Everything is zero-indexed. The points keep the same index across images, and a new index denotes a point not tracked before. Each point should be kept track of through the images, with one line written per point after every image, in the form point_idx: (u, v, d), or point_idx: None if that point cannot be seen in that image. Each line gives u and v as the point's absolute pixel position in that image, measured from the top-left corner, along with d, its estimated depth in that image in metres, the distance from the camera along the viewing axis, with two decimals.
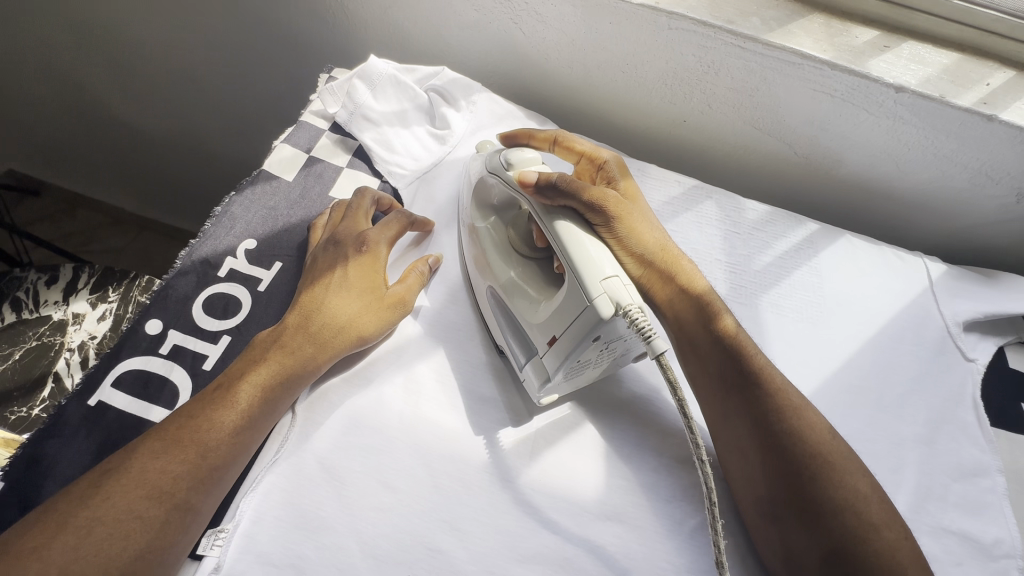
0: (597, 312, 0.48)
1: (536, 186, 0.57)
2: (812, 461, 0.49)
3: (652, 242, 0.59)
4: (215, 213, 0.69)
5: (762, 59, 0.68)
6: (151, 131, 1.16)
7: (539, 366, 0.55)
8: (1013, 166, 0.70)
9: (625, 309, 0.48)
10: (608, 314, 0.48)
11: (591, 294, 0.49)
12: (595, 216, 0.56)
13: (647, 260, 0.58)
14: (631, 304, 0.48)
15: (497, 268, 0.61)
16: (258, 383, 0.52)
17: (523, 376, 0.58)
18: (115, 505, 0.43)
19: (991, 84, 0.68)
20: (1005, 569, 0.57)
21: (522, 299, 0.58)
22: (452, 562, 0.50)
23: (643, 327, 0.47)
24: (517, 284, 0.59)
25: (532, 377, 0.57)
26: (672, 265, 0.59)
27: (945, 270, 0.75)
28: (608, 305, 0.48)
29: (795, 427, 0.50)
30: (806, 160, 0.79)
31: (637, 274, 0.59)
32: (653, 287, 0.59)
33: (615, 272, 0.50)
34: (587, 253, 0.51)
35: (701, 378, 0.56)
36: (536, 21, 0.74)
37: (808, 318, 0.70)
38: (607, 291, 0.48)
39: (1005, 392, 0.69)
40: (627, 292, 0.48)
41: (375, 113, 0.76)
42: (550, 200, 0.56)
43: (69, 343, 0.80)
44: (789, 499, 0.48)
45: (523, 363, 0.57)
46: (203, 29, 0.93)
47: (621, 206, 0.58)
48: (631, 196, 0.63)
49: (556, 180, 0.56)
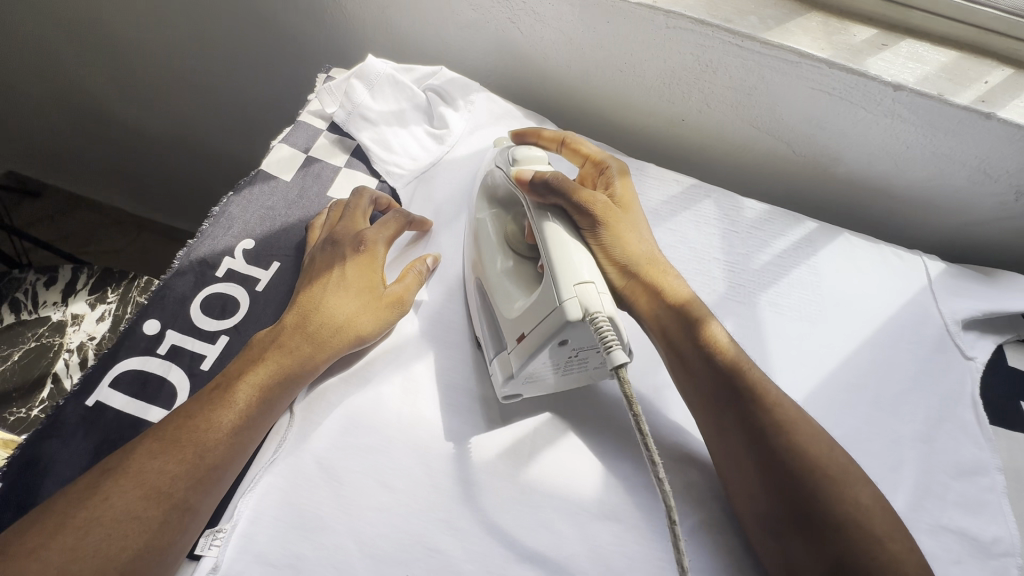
0: (564, 313, 0.48)
1: (530, 183, 0.57)
2: (813, 476, 0.48)
3: (639, 255, 0.59)
4: (213, 213, 0.69)
5: (760, 58, 0.68)
6: (150, 131, 1.16)
7: (506, 361, 0.55)
8: (1012, 164, 0.70)
9: (592, 316, 0.47)
10: (576, 318, 0.48)
11: (562, 295, 0.49)
12: (583, 219, 0.56)
13: (630, 270, 0.59)
14: (599, 312, 0.47)
15: (489, 263, 0.60)
16: (256, 383, 0.52)
17: (491, 370, 0.58)
18: (114, 506, 0.43)
19: (989, 82, 0.68)
20: (1004, 567, 0.56)
21: (505, 292, 0.58)
22: (451, 562, 0.50)
23: (605, 337, 0.46)
24: (504, 276, 0.59)
25: (497, 370, 0.57)
26: (656, 279, 0.59)
27: (944, 268, 0.75)
28: (577, 309, 0.48)
29: (791, 443, 0.50)
30: (805, 158, 0.79)
31: (619, 284, 0.59)
32: (637, 298, 0.59)
33: (591, 279, 0.50)
34: (569, 256, 0.51)
35: (690, 392, 0.56)
36: (534, 21, 0.74)
37: (807, 317, 0.70)
38: (579, 295, 0.48)
39: (1004, 390, 0.69)
40: (598, 300, 0.48)
41: (373, 113, 0.76)
42: (539, 198, 0.57)
43: (69, 343, 0.80)
44: (790, 515, 0.48)
45: (492, 357, 0.58)
46: (201, 30, 0.93)
47: (609, 211, 0.58)
48: (625, 203, 0.62)
49: (549, 177, 0.57)
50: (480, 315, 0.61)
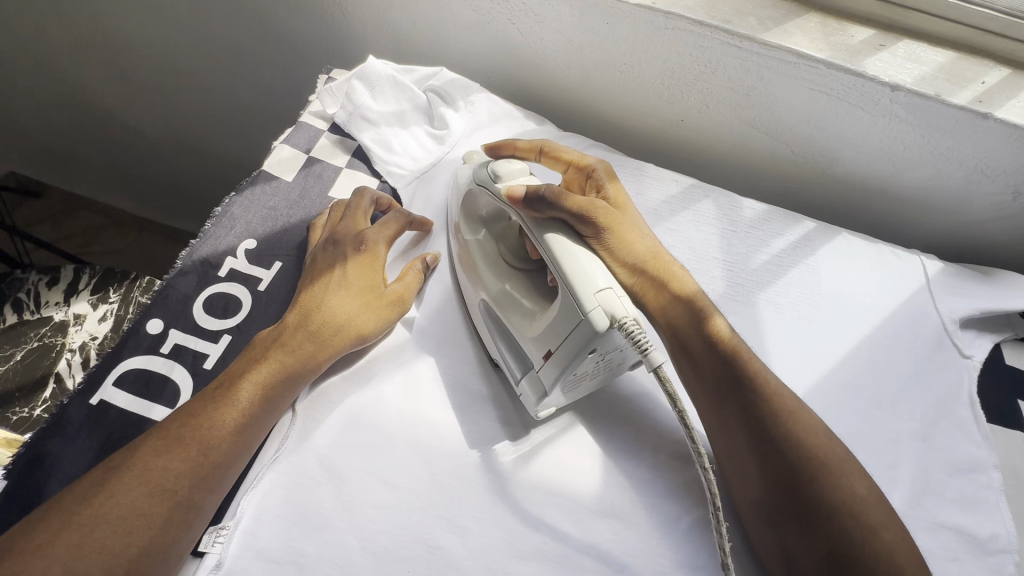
0: (592, 325, 0.48)
1: (525, 200, 0.57)
2: (809, 466, 0.49)
3: (644, 251, 0.60)
4: (215, 213, 0.69)
5: (759, 58, 0.69)
6: (151, 132, 1.17)
7: (535, 381, 0.55)
8: (1009, 163, 0.70)
9: (620, 322, 0.48)
10: (604, 326, 0.48)
11: (585, 307, 0.49)
12: (585, 228, 0.56)
13: (639, 269, 0.59)
14: (626, 317, 0.48)
15: (490, 281, 0.61)
16: (259, 380, 0.53)
17: (520, 392, 0.58)
18: (118, 503, 0.43)
19: (985, 83, 0.69)
20: (1001, 564, 0.57)
21: (517, 312, 0.59)
22: (451, 559, 0.50)
23: (638, 339, 0.47)
24: (507, 296, 0.60)
25: (527, 392, 0.56)
26: (665, 273, 0.59)
27: (941, 267, 0.76)
28: (604, 318, 0.48)
29: (789, 432, 0.50)
30: (803, 158, 0.79)
31: (630, 283, 0.59)
32: (647, 296, 0.59)
33: (608, 284, 0.50)
34: (582, 267, 0.52)
35: (695, 387, 0.56)
36: (534, 22, 0.74)
37: (805, 316, 0.70)
38: (601, 304, 0.49)
39: (1002, 388, 0.69)
40: (621, 304, 0.49)
41: (374, 113, 0.77)
42: (538, 213, 0.57)
43: (71, 343, 0.80)
44: (785, 505, 0.49)
45: (519, 377, 0.57)
46: (203, 31, 0.93)
47: (612, 217, 0.58)
48: (620, 204, 0.62)
49: (543, 191, 0.57)
50: (492, 334, 0.60)
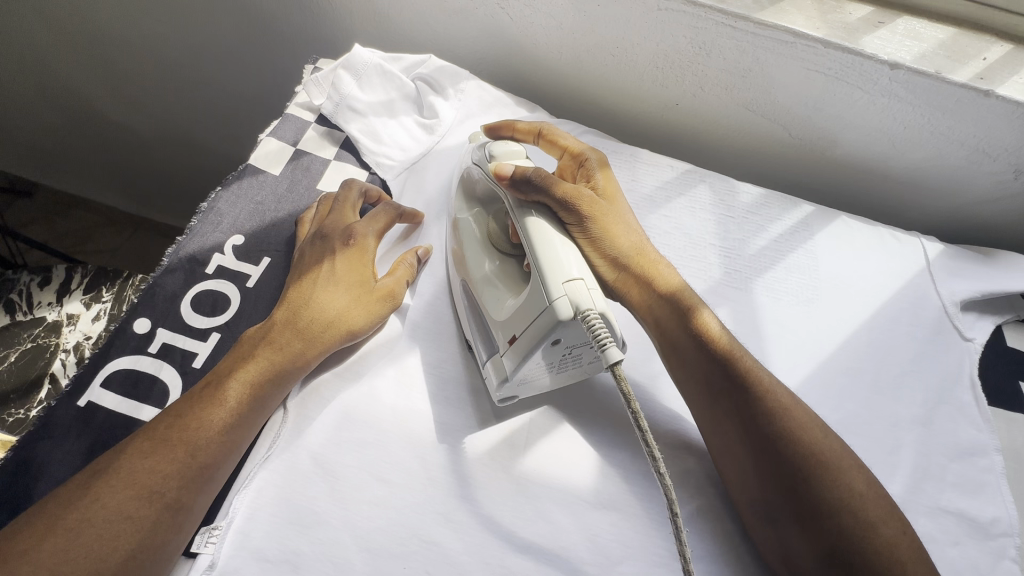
0: (555, 313, 0.48)
1: (511, 180, 0.56)
2: (807, 467, 0.48)
3: (627, 245, 0.59)
4: (202, 208, 0.68)
5: (753, 38, 0.67)
6: (139, 126, 1.15)
7: (499, 364, 0.55)
8: (1011, 142, 0.69)
9: (583, 313, 0.47)
10: (568, 316, 0.48)
11: (551, 294, 0.48)
12: (568, 215, 0.56)
13: (621, 263, 0.58)
14: (591, 309, 0.47)
15: (473, 265, 0.60)
16: (247, 379, 0.52)
17: (484, 373, 0.57)
18: (103, 506, 0.42)
19: (987, 59, 0.67)
20: (1002, 548, 0.56)
21: (492, 293, 0.57)
22: (448, 554, 0.50)
23: (598, 334, 0.46)
24: (489, 279, 0.58)
25: (491, 374, 0.56)
26: (647, 269, 0.58)
27: (942, 249, 0.74)
28: (567, 307, 0.48)
29: (786, 432, 0.49)
30: (801, 141, 0.78)
31: (611, 277, 0.58)
32: (629, 290, 0.59)
33: (580, 275, 0.50)
34: (554, 253, 0.51)
35: (685, 382, 0.55)
36: (524, 6, 0.73)
37: (804, 301, 0.69)
38: (568, 293, 0.48)
39: (1002, 370, 0.68)
40: (589, 295, 0.48)
41: (361, 103, 0.75)
42: (523, 195, 0.56)
43: (64, 343, 0.80)
44: (785, 505, 0.48)
45: (485, 360, 0.57)
46: (186, 23, 0.91)
47: (596, 206, 0.58)
48: (609, 195, 0.61)
49: (530, 173, 0.56)
50: (469, 316, 0.60)
